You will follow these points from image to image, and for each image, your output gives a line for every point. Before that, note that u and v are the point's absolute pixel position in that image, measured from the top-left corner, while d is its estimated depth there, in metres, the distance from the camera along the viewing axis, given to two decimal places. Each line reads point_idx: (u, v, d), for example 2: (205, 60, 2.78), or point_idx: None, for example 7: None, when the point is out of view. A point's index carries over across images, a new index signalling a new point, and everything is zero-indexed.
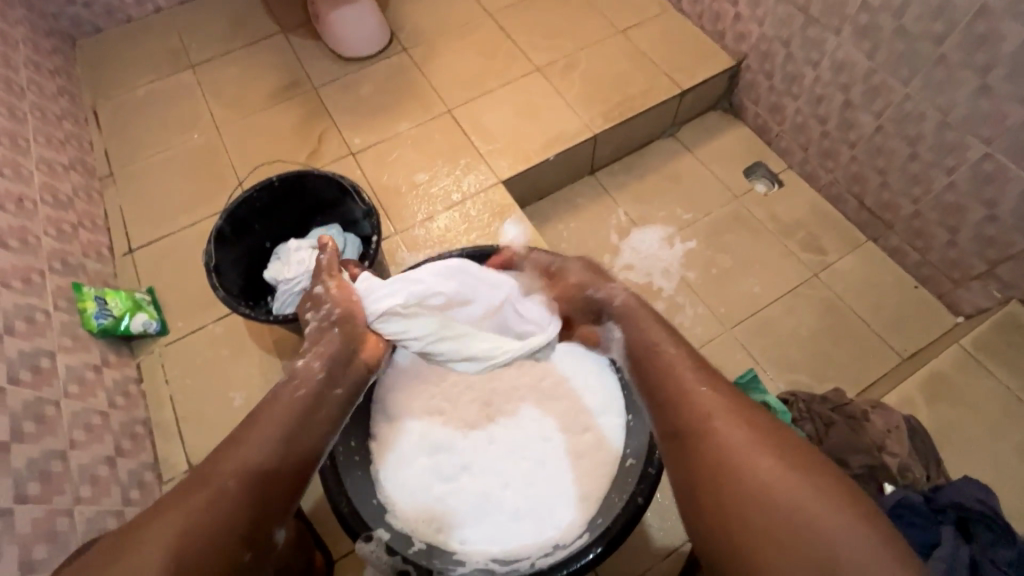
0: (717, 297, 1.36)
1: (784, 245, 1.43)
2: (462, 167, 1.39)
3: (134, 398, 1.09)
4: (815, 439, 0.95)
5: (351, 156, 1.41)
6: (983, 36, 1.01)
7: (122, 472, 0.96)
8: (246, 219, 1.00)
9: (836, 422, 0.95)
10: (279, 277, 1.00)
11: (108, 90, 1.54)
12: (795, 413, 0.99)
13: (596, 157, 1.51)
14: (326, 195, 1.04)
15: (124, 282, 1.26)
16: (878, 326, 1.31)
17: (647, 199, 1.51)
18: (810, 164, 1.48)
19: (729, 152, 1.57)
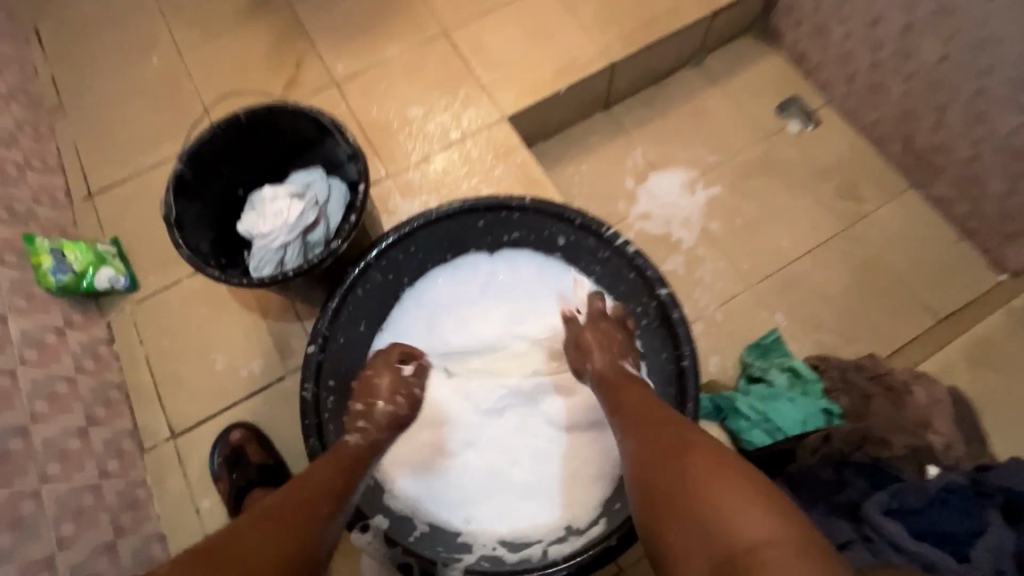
0: (741, 251, 1.25)
1: (818, 192, 1.30)
2: (461, 99, 1.22)
3: (106, 361, 1.00)
4: (850, 412, 0.87)
5: (334, 85, 1.23)
6: None
7: (97, 444, 0.88)
8: (211, 162, 0.86)
9: (874, 395, 0.87)
10: (254, 231, 0.87)
11: (48, 4, 1.33)
12: (827, 382, 0.92)
13: (612, 89, 1.33)
14: (304, 133, 0.89)
15: (85, 230, 1.13)
16: (914, 285, 1.20)
17: (668, 138, 1.35)
18: (853, 100, 1.32)
19: (761, 84, 1.39)
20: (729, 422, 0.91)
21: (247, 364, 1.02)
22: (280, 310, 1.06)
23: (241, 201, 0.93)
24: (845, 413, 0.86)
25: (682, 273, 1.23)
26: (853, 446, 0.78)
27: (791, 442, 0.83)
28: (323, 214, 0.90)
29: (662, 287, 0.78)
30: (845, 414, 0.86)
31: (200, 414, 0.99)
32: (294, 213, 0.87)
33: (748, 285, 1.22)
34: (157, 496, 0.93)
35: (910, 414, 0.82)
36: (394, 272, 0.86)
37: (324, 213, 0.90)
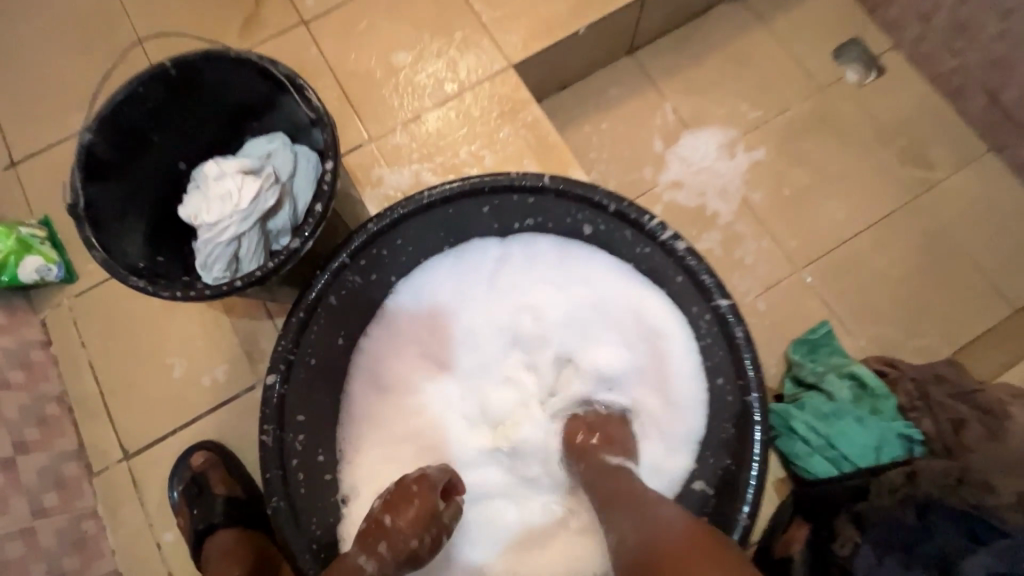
0: (787, 227, 1.06)
1: (878, 156, 1.10)
2: (457, 42, 1.00)
3: (40, 369, 0.84)
4: (936, 440, 0.74)
5: (301, 24, 1.01)
6: None
7: (28, 475, 0.74)
8: (135, 129, 0.67)
9: (965, 418, 0.73)
10: (197, 218, 0.69)
11: None
12: (903, 401, 0.77)
13: (640, 29, 1.10)
14: (255, 90, 0.69)
15: (8, 208, 0.94)
16: (988, 268, 1.04)
17: (704, 90, 1.14)
18: (928, 43, 1.10)
19: (817, 24, 1.16)
20: (783, 444, 0.79)
21: (209, 371, 0.87)
22: (246, 306, 0.89)
23: (184, 176, 0.74)
24: (927, 440, 0.75)
25: (719, 253, 1.05)
26: (944, 489, 0.65)
27: (862, 478, 0.69)
28: (286, 195, 0.71)
29: (718, 295, 0.63)
30: (928, 441, 0.75)
31: (156, 430, 0.84)
32: (248, 196, 0.68)
33: (795, 268, 1.04)
34: (110, 527, 0.80)
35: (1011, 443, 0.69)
36: (378, 272, 0.70)
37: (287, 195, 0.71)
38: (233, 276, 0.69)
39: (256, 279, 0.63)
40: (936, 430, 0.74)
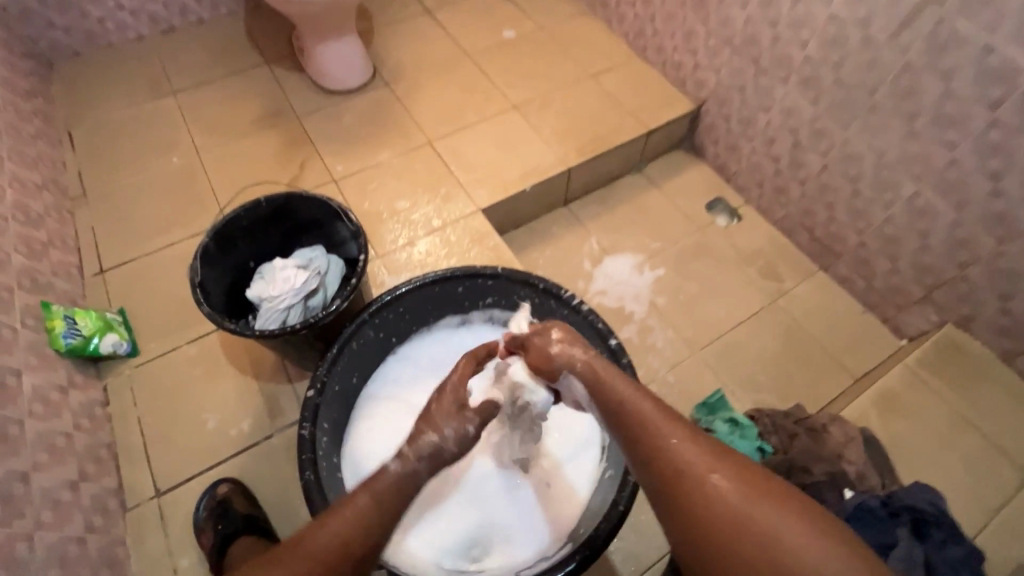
0: (684, 321, 1.43)
1: (745, 273, 1.52)
2: (442, 196, 1.44)
3: (99, 421, 1.06)
4: (781, 451, 1.03)
5: (333, 182, 1.44)
6: (908, 89, 1.13)
7: (85, 498, 0.92)
8: (232, 237, 1.02)
9: (799, 434, 1.04)
10: (263, 294, 1.02)
11: (84, 112, 1.54)
12: (761, 426, 1.07)
13: (570, 189, 1.59)
14: (314, 217, 1.06)
15: (93, 302, 1.23)
16: (832, 349, 1.39)
17: (618, 229, 1.59)
18: (765, 200, 1.58)
19: (692, 187, 1.67)
20: None
21: (236, 423, 1.09)
22: (273, 372, 1.15)
23: (253, 272, 1.09)
24: (775, 451, 1.04)
25: (636, 340, 1.40)
26: None
27: None
28: (324, 282, 1.05)
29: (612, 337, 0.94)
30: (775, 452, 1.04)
31: (186, 471, 1.04)
32: (301, 280, 1.02)
33: (693, 351, 1.38)
34: (135, 554, 0.96)
35: (825, 447, 1.00)
36: (385, 331, 1.01)
37: (325, 281, 1.05)
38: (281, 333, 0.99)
39: (305, 327, 0.93)
40: (781, 445, 1.04)
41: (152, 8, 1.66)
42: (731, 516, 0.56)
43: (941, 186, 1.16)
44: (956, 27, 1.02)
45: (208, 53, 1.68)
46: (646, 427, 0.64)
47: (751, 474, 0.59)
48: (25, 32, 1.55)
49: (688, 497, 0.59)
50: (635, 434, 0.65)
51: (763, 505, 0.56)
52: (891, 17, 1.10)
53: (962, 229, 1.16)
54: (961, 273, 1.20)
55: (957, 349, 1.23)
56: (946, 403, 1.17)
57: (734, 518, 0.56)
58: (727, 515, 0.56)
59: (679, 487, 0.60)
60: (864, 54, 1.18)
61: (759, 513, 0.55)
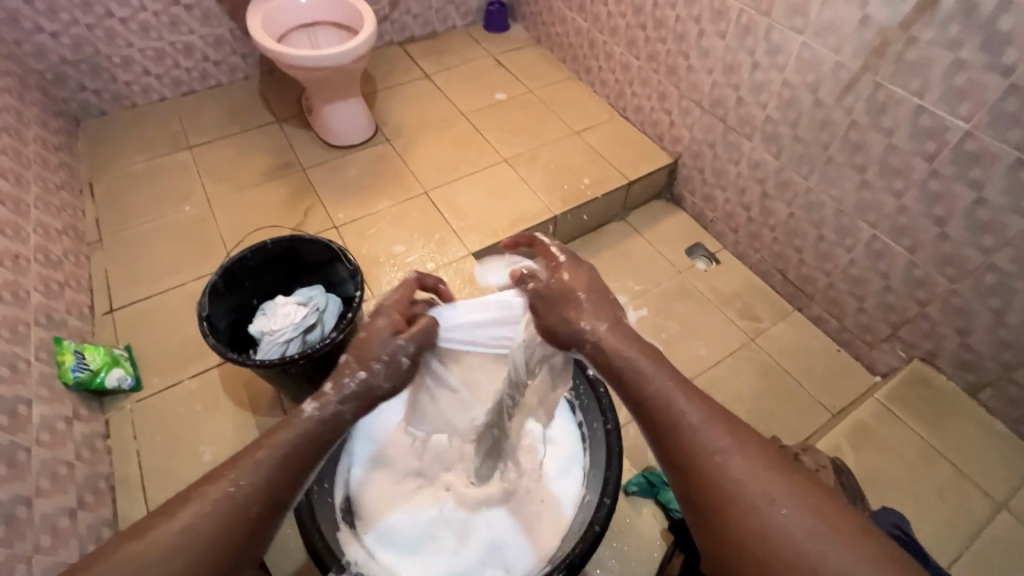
0: (667, 359, 1.49)
1: (723, 313, 1.59)
2: (436, 241, 1.54)
3: (100, 453, 1.09)
4: None
5: (334, 229, 1.54)
6: (856, 144, 1.26)
7: (82, 526, 0.95)
8: (239, 275, 1.10)
9: None
10: (264, 329, 1.09)
11: (106, 165, 1.66)
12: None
13: (557, 235, 1.69)
14: (316, 258, 1.15)
15: (101, 340, 1.29)
16: (809, 385, 1.45)
17: (602, 272, 1.67)
18: (740, 245, 1.68)
19: (672, 233, 1.77)
20: None
21: (232, 455, 1.13)
22: (269, 406, 1.20)
23: (256, 309, 1.16)
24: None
25: None
26: None
27: None
28: (322, 318, 1.12)
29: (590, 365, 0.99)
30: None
31: None
32: (300, 315, 1.09)
33: None
34: None
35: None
36: None
37: (323, 317, 1.12)
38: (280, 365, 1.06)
39: (303, 359, 1.00)
40: None
41: (176, 74, 1.83)
42: (767, 530, 0.56)
43: (895, 231, 1.26)
44: (891, 91, 1.15)
45: (224, 112, 1.83)
46: (687, 433, 0.63)
47: (794, 489, 0.58)
48: (59, 94, 1.69)
49: (726, 508, 0.59)
50: (674, 437, 0.64)
51: (803, 521, 0.56)
52: (836, 82, 1.24)
53: (917, 269, 1.25)
54: (921, 310, 1.28)
55: (925, 382, 1.30)
56: (918, 436, 1.23)
57: (772, 533, 0.56)
58: (765, 531, 0.56)
59: (719, 499, 0.59)
60: (816, 114, 1.31)
61: (799, 530, 0.55)
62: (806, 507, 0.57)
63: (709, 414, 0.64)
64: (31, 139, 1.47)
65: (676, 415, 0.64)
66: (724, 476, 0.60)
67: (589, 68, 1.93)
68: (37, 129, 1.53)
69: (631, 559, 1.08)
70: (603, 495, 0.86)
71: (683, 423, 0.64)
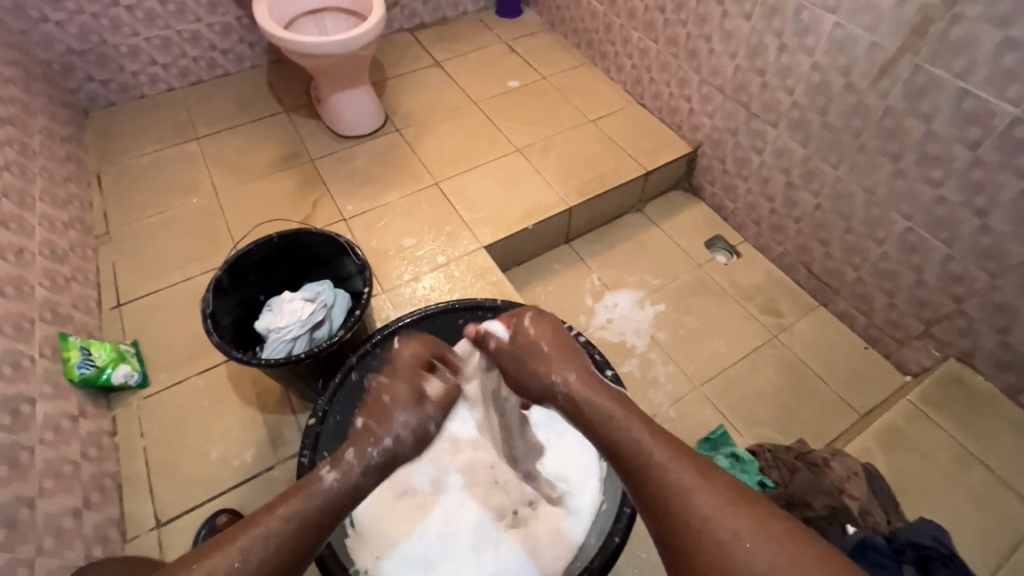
0: (685, 356, 1.44)
1: (744, 308, 1.53)
2: (446, 233, 1.50)
3: (106, 450, 1.08)
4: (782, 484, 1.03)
5: (343, 221, 1.51)
6: (891, 131, 1.18)
7: (87, 526, 0.93)
8: (244, 270, 1.07)
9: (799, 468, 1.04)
10: (270, 326, 1.05)
11: (114, 156, 1.64)
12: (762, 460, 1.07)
13: (571, 228, 1.64)
14: (323, 252, 1.12)
15: (108, 335, 1.27)
16: (835, 384, 1.39)
17: (618, 265, 1.62)
18: (762, 237, 1.61)
19: (691, 225, 1.71)
20: None
21: (240, 453, 1.11)
22: (277, 403, 1.18)
23: (262, 304, 1.13)
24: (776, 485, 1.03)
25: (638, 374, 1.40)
26: None
27: None
28: (330, 314, 1.09)
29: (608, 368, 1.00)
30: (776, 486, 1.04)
31: (187, 502, 1.05)
32: (307, 312, 1.06)
33: (694, 386, 1.39)
34: None
35: (826, 481, 0.99)
36: None
37: (331, 313, 1.08)
38: (287, 363, 1.02)
39: (309, 357, 0.97)
40: (781, 478, 1.03)
41: (183, 63, 1.79)
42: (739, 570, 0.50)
43: (932, 223, 1.19)
44: (932, 73, 1.07)
45: (232, 102, 1.80)
46: (649, 469, 0.59)
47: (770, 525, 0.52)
48: (66, 85, 1.67)
49: (695, 547, 0.53)
50: (636, 477, 0.59)
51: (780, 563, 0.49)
52: (870, 65, 1.16)
53: (954, 263, 1.18)
54: (958, 307, 1.21)
55: (959, 383, 1.23)
56: (951, 439, 1.17)
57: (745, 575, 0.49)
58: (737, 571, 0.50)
59: (684, 539, 0.54)
60: (848, 99, 1.23)
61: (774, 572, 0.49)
62: (783, 548, 0.50)
63: (673, 450, 0.60)
64: (37, 131, 1.45)
65: (640, 451, 0.61)
66: (689, 512, 0.54)
67: (605, 53, 1.86)
68: (43, 120, 1.50)
69: (652, 567, 1.04)
70: (621, 505, 0.87)
71: (644, 458, 0.60)
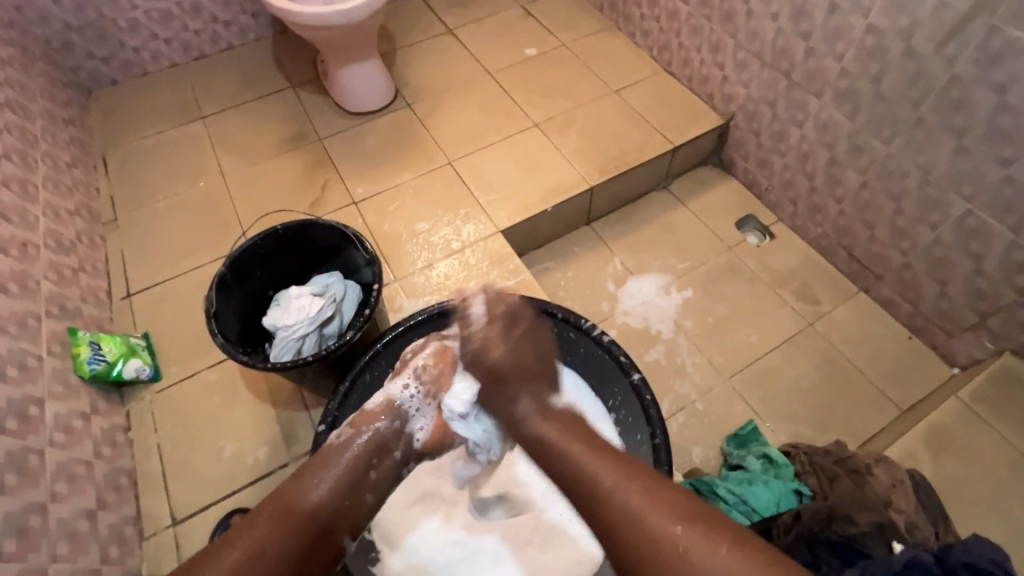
0: (715, 346, 1.36)
1: (778, 294, 1.43)
2: (462, 216, 1.42)
3: (120, 447, 1.07)
4: (821, 491, 1.06)
5: (353, 205, 1.44)
6: (957, 102, 1.05)
7: (102, 527, 0.93)
8: (249, 265, 1.05)
9: (839, 475, 1.06)
10: (278, 323, 1.03)
11: (119, 138, 1.59)
12: (797, 465, 1.11)
13: (592, 208, 1.54)
14: (330, 243, 1.09)
15: (119, 327, 1.25)
16: (875, 377, 1.30)
17: (643, 248, 1.52)
18: (799, 217, 1.49)
19: (721, 204, 1.59)
20: None
21: (254, 450, 1.09)
22: (289, 399, 1.15)
23: (270, 299, 1.11)
24: (813, 493, 1.06)
25: (664, 363, 1.34)
26: (822, 523, 0.96)
27: (767, 522, 1.01)
28: (339, 309, 1.05)
29: (635, 371, 0.97)
30: (814, 495, 1.06)
31: (203, 499, 1.05)
32: (316, 308, 1.03)
33: (722, 378, 1.31)
34: None
35: (869, 491, 1.01)
36: None
37: (340, 308, 1.05)
38: (295, 361, 1.00)
39: (317, 358, 0.95)
40: (820, 485, 1.06)
41: (184, 37, 1.71)
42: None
43: (997, 206, 1.07)
44: (1010, 37, 0.94)
45: (236, 78, 1.72)
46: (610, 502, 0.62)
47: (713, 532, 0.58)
48: (66, 63, 1.60)
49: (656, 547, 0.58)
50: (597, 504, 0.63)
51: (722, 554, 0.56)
52: (936, 27, 1.03)
53: (1020, 252, 1.07)
54: (1019, 299, 1.11)
55: (1016, 381, 1.14)
56: (1009, 445, 1.08)
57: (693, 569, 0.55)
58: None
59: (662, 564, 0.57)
60: (907, 67, 1.10)
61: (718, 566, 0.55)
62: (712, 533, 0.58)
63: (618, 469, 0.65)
64: (37, 114, 1.39)
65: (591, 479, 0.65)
66: (643, 528, 0.59)
67: (630, 15, 1.72)
68: (43, 103, 1.45)
69: None
70: None
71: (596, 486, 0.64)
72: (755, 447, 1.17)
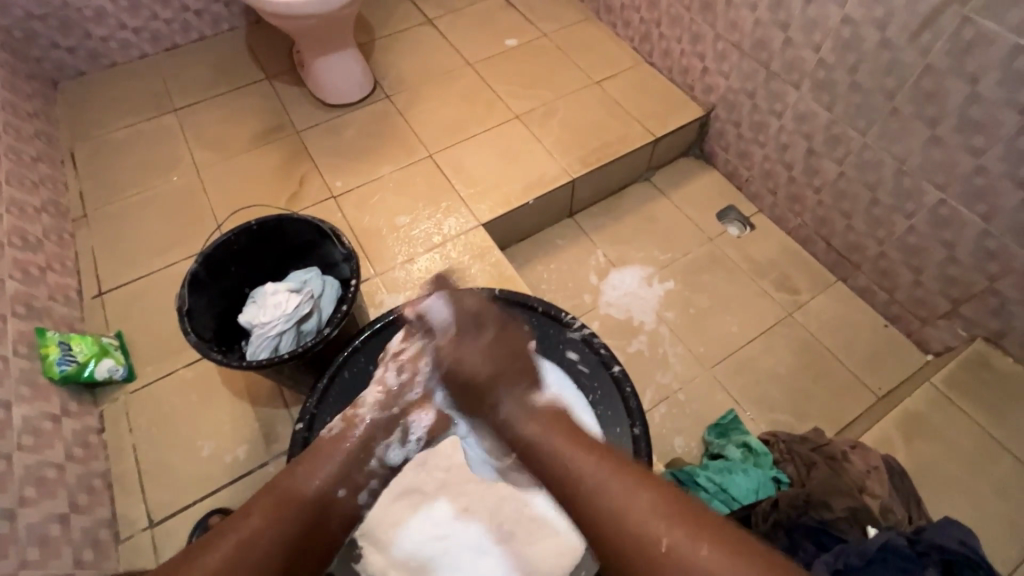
0: (696, 337, 1.37)
1: (758, 284, 1.45)
2: (443, 210, 1.41)
3: (94, 449, 1.04)
4: (798, 479, 1.08)
5: (332, 199, 1.41)
6: (929, 92, 1.07)
7: (75, 530, 0.91)
8: (223, 261, 1.03)
9: (816, 463, 1.08)
10: (254, 321, 1.01)
11: (87, 131, 1.54)
12: (776, 453, 1.12)
13: (574, 200, 1.53)
14: (306, 239, 1.07)
15: (91, 327, 1.22)
16: (852, 364, 1.33)
17: (625, 240, 1.52)
18: (779, 208, 1.51)
19: (703, 195, 1.60)
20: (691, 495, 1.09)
21: (232, 449, 1.07)
22: (269, 397, 1.13)
23: (246, 297, 1.09)
24: (792, 480, 1.08)
25: (647, 353, 1.34)
26: (798, 509, 0.99)
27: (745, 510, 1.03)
28: (317, 305, 1.04)
29: (615, 364, 0.97)
30: (792, 482, 1.08)
31: (180, 500, 1.03)
32: (293, 304, 1.01)
33: (703, 369, 1.33)
34: None
35: (846, 478, 1.02)
36: None
37: (318, 304, 1.03)
38: (273, 359, 0.99)
39: (294, 356, 0.93)
40: (797, 472, 1.08)
41: (154, 27, 1.66)
42: None
43: (969, 194, 1.09)
44: (983, 27, 0.95)
45: (209, 69, 1.67)
46: None
47: None
48: (30, 53, 1.55)
49: None
50: None
51: None
52: (911, 17, 1.04)
53: (991, 240, 1.09)
54: (991, 286, 1.13)
55: (986, 367, 1.17)
56: (979, 429, 1.11)
57: None
58: None
59: None
60: (882, 57, 1.11)
61: None
62: None
63: None
64: None
65: None
66: None
67: (610, 6, 1.71)
68: (6, 95, 1.39)
69: None
70: None
71: None
72: (736, 436, 1.18)
